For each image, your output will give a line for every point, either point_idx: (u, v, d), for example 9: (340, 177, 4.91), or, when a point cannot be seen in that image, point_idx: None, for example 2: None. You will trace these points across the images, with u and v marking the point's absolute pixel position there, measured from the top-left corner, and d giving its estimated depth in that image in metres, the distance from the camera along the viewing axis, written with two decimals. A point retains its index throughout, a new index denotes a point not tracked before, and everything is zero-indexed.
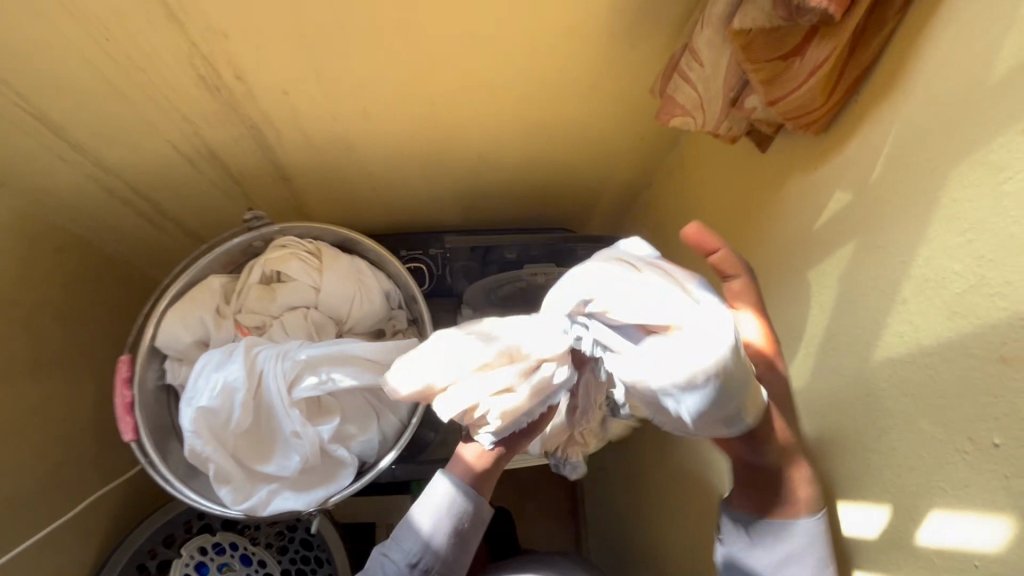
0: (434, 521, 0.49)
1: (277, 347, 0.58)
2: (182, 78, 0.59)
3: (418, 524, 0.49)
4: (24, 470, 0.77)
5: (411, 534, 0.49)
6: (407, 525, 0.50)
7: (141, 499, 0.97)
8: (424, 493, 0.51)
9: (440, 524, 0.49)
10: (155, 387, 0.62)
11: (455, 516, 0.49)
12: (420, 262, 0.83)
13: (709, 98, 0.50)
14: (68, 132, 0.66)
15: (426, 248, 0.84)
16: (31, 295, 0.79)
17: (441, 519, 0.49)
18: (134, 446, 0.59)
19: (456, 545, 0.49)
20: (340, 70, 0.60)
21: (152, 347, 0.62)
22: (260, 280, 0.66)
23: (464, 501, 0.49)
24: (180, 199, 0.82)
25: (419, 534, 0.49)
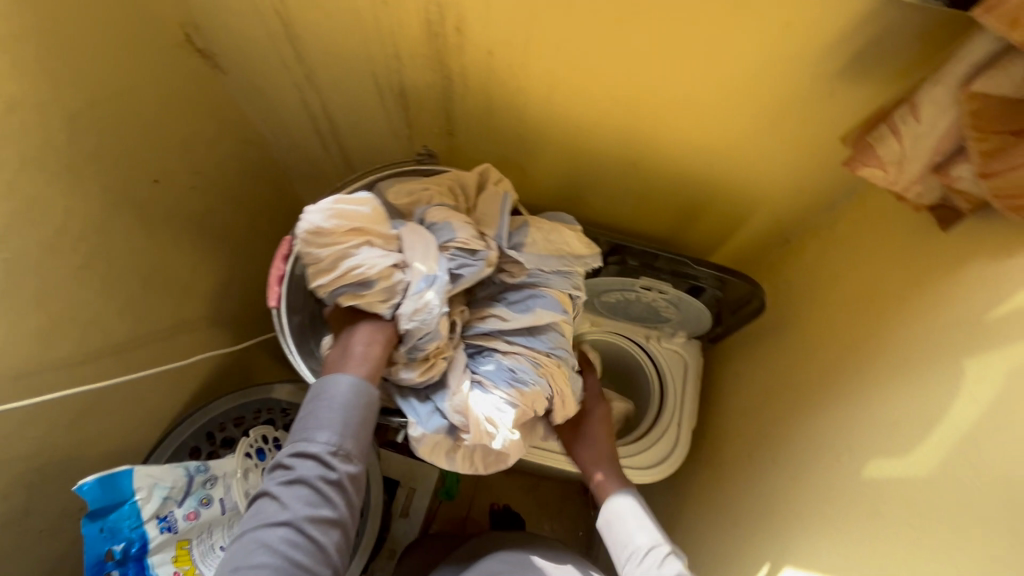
0: (338, 420, 0.60)
1: (362, 260, 0.65)
2: (412, 19, 0.66)
3: (329, 420, 0.60)
4: (160, 314, 0.89)
5: (325, 431, 0.59)
6: (311, 425, 0.60)
7: (226, 373, 1.08)
8: (320, 400, 0.61)
9: (344, 417, 0.61)
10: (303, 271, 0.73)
11: (352, 410, 0.61)
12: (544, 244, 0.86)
13: (912, 156, 0.49)
14: (300, 44, 0.76)
15: None
16: (211, 172, 0.93)
17: (344, 416, 0.60)
18: (271, 313, 0.69)
19: (360, 427, 0.61)
20: (548, 46, 0.65)
21: None
22: (402, 204, 0.75)
23: (355, 405, 0.61)
24: (354, 127, 0.92)
25: (330, 430, 0.59)
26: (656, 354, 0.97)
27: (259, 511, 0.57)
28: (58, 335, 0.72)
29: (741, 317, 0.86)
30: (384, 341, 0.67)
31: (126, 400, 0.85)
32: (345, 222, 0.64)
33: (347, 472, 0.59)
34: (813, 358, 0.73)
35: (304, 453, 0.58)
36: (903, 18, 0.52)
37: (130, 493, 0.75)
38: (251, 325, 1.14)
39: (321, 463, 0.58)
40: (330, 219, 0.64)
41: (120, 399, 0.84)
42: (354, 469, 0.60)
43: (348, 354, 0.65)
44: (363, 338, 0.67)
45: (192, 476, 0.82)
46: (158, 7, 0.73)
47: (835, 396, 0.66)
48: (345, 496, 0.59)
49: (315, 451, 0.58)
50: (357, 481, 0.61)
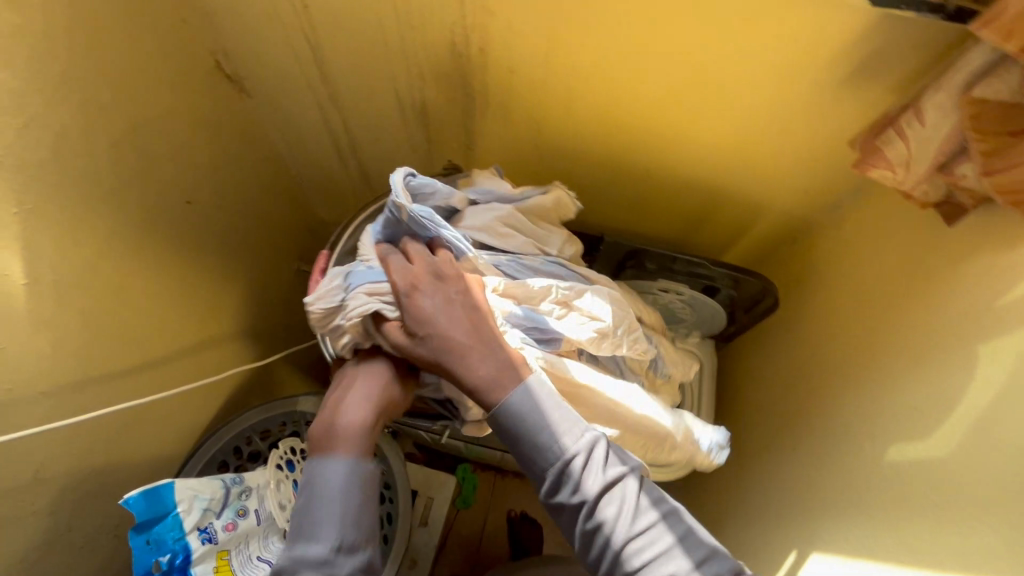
0: (339, 512, 0.54)
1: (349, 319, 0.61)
2: (438, 41, 0.70)
3: (332, 514, 0.54)
4: (191, 330, 0.91)
5: (325, 528, 0.53)
6: (308, 522, 0.54)
7: (251, 388, 1.10)
8: (314, 494, 0.55)
9: (343, 506, 0.55)
10: None
11: (352, 494, 0.56)
12: None
13: (919, 157, 0.53)
14: (327, 67, 0.80)
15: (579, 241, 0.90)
16: (236, 191, 0.96)
17: (344, 505, 0.55)
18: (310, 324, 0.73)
19: (362, 513, 0.56)
20: (567, 62, 0.69)
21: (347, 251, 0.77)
22: None
23: (354, 490, 0.56)
24: (375, 144, 0.95)
25: (332, 524, 0.54)
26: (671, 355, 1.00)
27: None
28: (100, 353, 0.74)
29: (755, 315, 0.89)
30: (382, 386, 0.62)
31: (160, 415, 0.87)
32: (323, 295, 0.63)
33: (355, 566, 0.53)
34: (828, 351, 0.77)
35: (303, 558, 0.52)
36: (903, 30, 0.56)
37: (172, 505, 0.77)
38: (273, 339, 1.17)
39: (324, 566, 0.52)
40: (316, 297, 0.63)
41: (155, 415, 0.86)
42: (362, 558, 0.54)
43: (341, 423, 0.59)
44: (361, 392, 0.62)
45: (229, 487, 0.84)
46: (191, 36, 0.77)
47: (853, 386, 0.69)
48: None
49: (317, 552, 0.52)
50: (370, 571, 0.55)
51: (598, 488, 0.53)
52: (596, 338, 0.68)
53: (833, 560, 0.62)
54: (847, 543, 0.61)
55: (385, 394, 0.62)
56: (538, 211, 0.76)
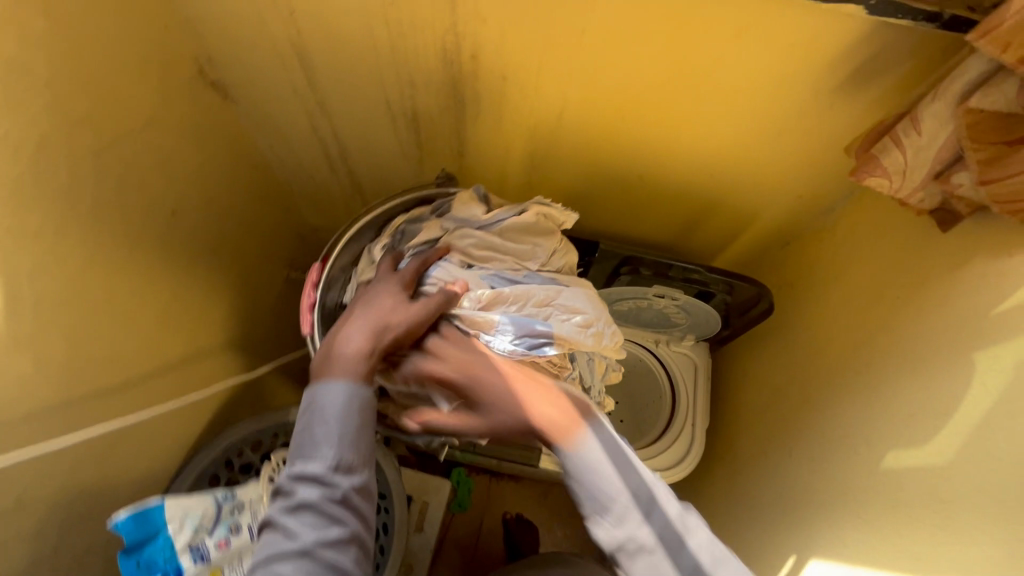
0: (335, 432, 0.53)
1: None
2: (429, 48, 0.69)
3: (331, 434, 0.53)
4: (178, 343, 0.89)
5: (325, 447, 0.53)
6: (307, 442, 0.54)
7: (240, 399, 1.09)
8: (313, 412, 0.54)
9: (341, 427, 0.54)
10: (333, 302, 0.75)
11: (352, 416, 0.54)
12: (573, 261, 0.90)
13: (916, 165, 0.52)
14: (314, 73, 0.78)
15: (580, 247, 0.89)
16: (222, 200, 0.94)
17: (343, 425, 0.54)
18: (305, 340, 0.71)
19: (361, 433, 0.54)
20: (561, 70, 0.68)
21: (338, 265, 0.75)
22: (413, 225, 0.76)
23: (352, 414, 0.54)
24: (365, 150, 0.93)
25: (326, 444, 0.53)
26: (667, 359, 1.01)
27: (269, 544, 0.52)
28: (85, 371, 0.72)
29: (751, 321, 0.89)
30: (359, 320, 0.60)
31: (146, 432, 0.85)
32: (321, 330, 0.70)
33: (352, 486, 0.52)
34: (823, 354, 0.77)
35: (303, 475, 0.52)
36: (898, 38, 0.55)
37: (163, 525, 0.75)
38: (262, 348, 1.15)
39: (321, 483, 0.52)
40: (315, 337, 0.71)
41: (141, 432, 0.84)
42: (361, 479, 0.53)
43: (330, 355, 0.58)
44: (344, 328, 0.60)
45: (221, 504, 0.83)
46: (173, 43, 0.75)
47: (849, 391, 0.70)
48: (356, 512, 0.53)
49: (315, 471, 0.52)
50: (368, 493, 0.54)
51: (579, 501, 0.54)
52: (583, 331, 0.68)
53: (831, 565, 0.62)
54: (845, 549, 0.61)
55: (384, 315, 0.60)
56: (522, 228, 0.74)
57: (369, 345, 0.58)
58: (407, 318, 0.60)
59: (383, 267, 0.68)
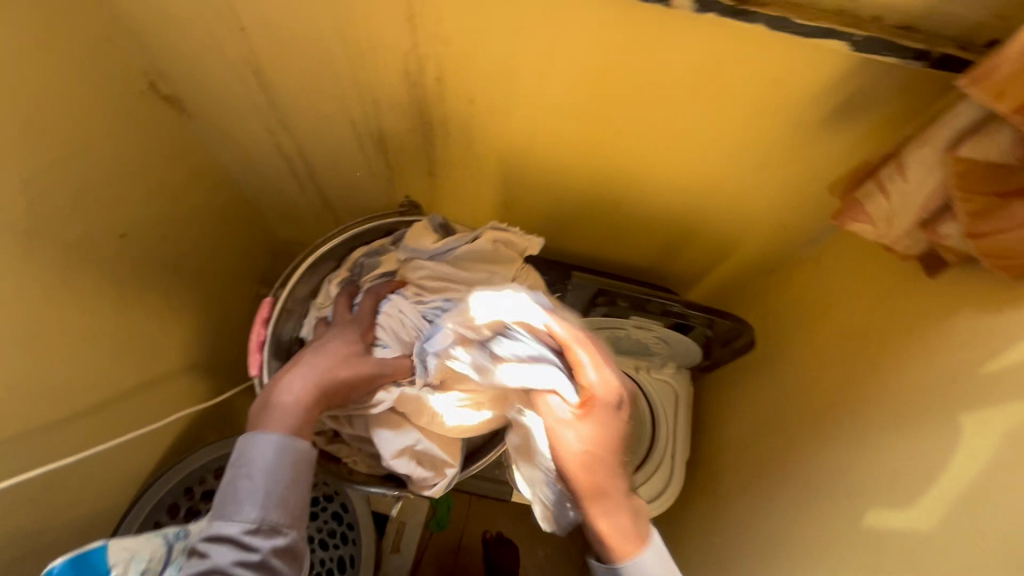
0: (260, 488, 0.50)
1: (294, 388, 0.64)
2: (391, 69, 0.64)
3: (253, 490, 0.50)
4: (131, 370, 0.85)
5: (246, 504, 0.49)
6: (229, 499, 0.50)
7: (203, 423, 1.04)
8: (239, 466, 0.51)
9: (269, 483, 0.50)
10: (286, 338, 0.70)
11: (280, 470, 0.51)
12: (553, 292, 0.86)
13: (900, 212, 0.49)
14: (273, 91, 0.74)
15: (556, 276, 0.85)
16: (180, 219, 0.89)
17: (270, 481, 0.50)
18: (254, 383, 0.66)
19: (290, 491, 0.51)
20: (532, 96, 0.64)
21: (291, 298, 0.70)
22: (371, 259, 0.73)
23: (283, 468, 0.51)
24: (332, 168, 0.89)
25: (250, 502, 0.49)
26: (647, 386, 0.97)
27: None
28: (22, 409, 0.67)
29: (733, 353, 0.86)
30: (301, 367, 0.58)
31: (94, 466, 0.80)
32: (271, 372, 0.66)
33: (272, 548, 0.48)
34: (805, 392, 0.74)
35: (219, 535, 0.48)
36: (886, 74, 0.52)
37: (106, 569, 0.72)
38: (229, 369, 1.10)
39: (238, 545, 0.48)
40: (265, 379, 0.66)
41: (87, 467, 0.79)
42: (285, 541, 0.49)
43: (271, 401, 0.55)
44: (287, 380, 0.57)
45: (172, 543, 0.78)
46: (120, 58, 0.70)
47: (829, 435, 0.66)
48: None
49: (233, 531, 0.48)
50: (293, 556, 0.50)
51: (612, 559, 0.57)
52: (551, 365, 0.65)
53: None
54: None
55: (332, 368, 0.59)
56: (480, 257, 0.71)
57: (312, 399, 0.56)
58: (355, 376, 0.59)
59: (341, 308, 0.67)
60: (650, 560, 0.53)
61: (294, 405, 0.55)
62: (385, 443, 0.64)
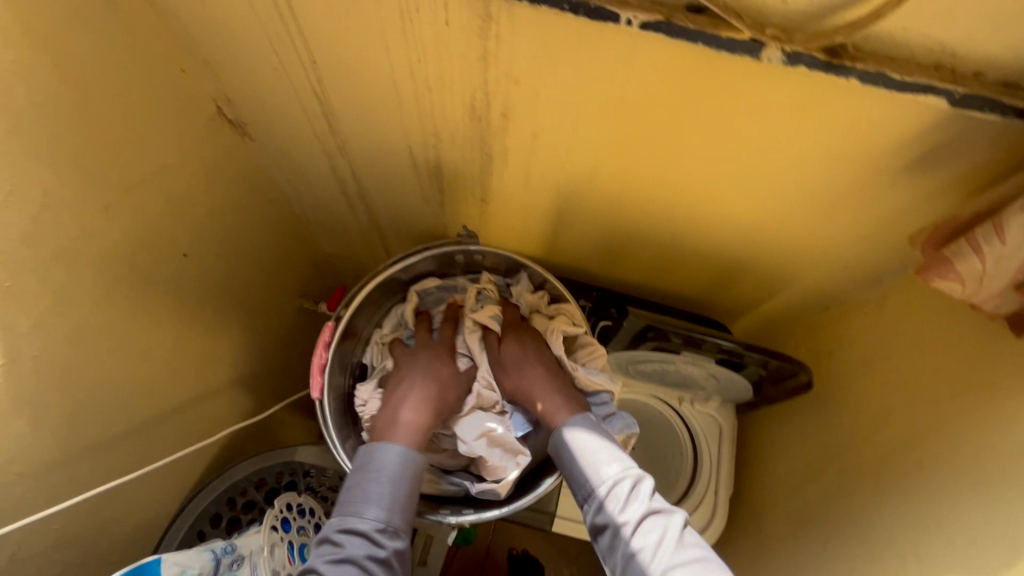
0: (386, 493, 0.59)
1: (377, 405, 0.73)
2: (457, 104, 0.65)
3: (380, 493, 0.59)
4: (184, 385, 0.87)
5: (373, 506, 0.58)
6: (359, 500, 0.59)
7: (247, 435, 1.06)
8: (369, 471, 0.61)
9: (393, 490, 0.60)
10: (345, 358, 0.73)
11: (402, 481, 0.61)
12: (604, 325, 0.85)
13: (996, 273, 0.47)
14: (335, 118, 0.75)
15: (609, 309, 0.84)
16: (236, 237, 0.91)
17: (395, 488, 0.60)
18: (313, 404, 0.70)
19: (407, 501, 0.61)
20: (597, 134, 0.64)
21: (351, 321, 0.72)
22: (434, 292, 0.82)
23: (404, 477, 0.61)
24: (384, 191, 0.90)
25: (378, 505, 0.58)
26: (690, 418, 0.96)
27: None
28: (86, 423, 0.70)
29: (787, 393, 0.83)
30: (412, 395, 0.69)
31: (148, 478, 0.83)
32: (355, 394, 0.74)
33: (395, 549, 0.57)
34: (864, 441, 0.72)
35: (352, 530, 0.57)
36: (978, 128, 0.50)
37: None
38: (271, 381, 1.12)
39: (370, 540, 0.56)
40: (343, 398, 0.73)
41: (142, 479, 0.81)
42: (401, 546, 0.58)
43: (395, 421, 0.66)
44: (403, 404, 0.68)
45: (219, 558, 0.81)
46: (192, 85, 0.72)
47: (896, 491, 0.64)
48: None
49: (364, 527, 0.57)
50: (403, 561, 0.58)
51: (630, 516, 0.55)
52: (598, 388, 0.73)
53: None
54: None
55: (440, 390, 0.71)
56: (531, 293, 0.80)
57: (429, 418, 0.68)
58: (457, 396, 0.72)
59: (421, 334, 0.77)
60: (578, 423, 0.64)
61: (411, 428, 0.66)
62: (466, 428, 0.72)
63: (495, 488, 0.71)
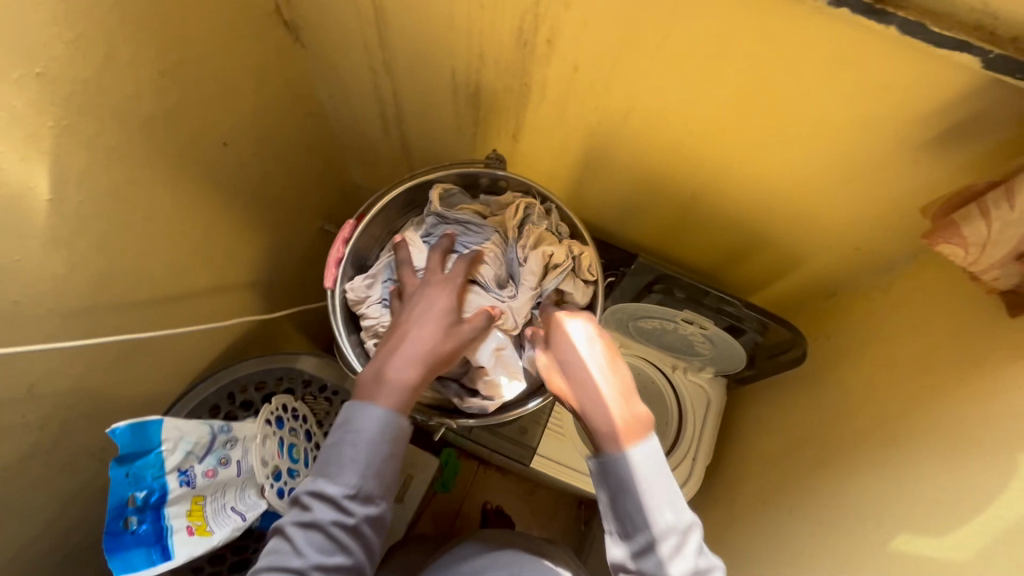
0: (362, 459, 0.57)
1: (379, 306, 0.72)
2: (506, 25, 0.67)
3: (354, 459, 0.57)
4: (204, 271, 0.91)
5: (347, 471, 0.57)
6: (334, 462, 0.58)
7: (254, 337, 1.11)
8: (346, 431, 0.58)
9: (369, 455, 0.58)
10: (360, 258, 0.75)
11: (381, 446, 0.58)
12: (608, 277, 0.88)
13: (999, 241, 0.50)
14: (386, 32, 0.77)
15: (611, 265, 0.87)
16: (274, 141, 0.94)
17: (370, 452, 0.57)
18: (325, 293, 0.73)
19: (385, 466, 0.58)
20: (636, 72, 0.65)
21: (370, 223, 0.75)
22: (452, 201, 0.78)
23: (380, 442, 0.58)
24: (422, 117, 0.93)
25: (351, 471, 0.57)
26: (680, 386, 0.98)
27: (274, 550, 0.57)
28: (114, 279, 0.74)
29: (779, 365, 0.84)
30: (403, 350, 0.61)
31: (160, 350, 0.87)
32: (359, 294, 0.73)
33: (365, 515, 0.57)
34: (848, 414, 0.73)
35: (322, 493, 0.57)
36: (1010, 99, 0.51)
37: (157, 442, 0.77)
38: (285, 293, 1.16)
39: (338, 506, 0.57)
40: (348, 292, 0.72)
41: (154, 349, 0.86)
42: (374, 510, 0.58)
43: (381, 378, 0.60)
44: (396, 360, 0.61)
45: (215, 435, 0.85)
46: None
47: (870, 459, 0.66)
48: (362, 541, 0.57)
49: (334, 492, 0.57)
50: (379, 523, 0.59)
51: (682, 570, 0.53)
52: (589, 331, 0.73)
53: None
54: None
55: (433, 342, 0.62)
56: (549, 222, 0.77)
57: (419, 376, 0.60)
58: (454, 347, 0.63)
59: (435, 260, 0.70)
60: (645, 453, 0.56)
61: (398, 390, 0.60)
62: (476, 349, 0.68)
63: (485, 404, 0.71)
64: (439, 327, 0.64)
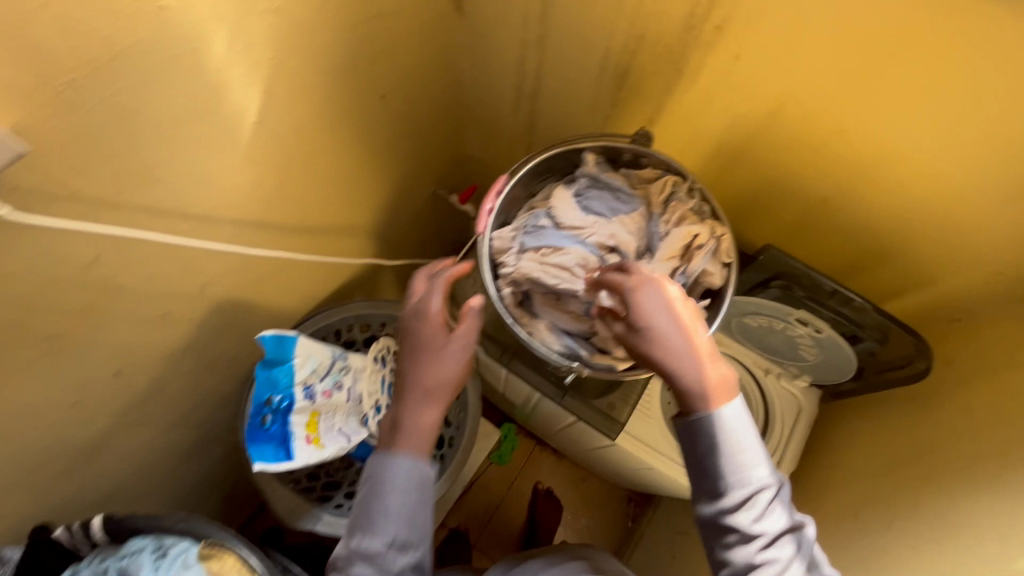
0: (393, 510, 0.65)
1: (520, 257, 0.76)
2: (678, 10, 0.70)
3: (388, 510, 0.65)
4: (340, 212, 0.99)
5: (380, 525, 0.65)
6: (365, 517, 0.65)
7: (363, 281, 1.19)
8: (377, 488, 0.66)
9: (399, 506, 0.65)
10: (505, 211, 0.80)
11: (410, 494, 0.65)
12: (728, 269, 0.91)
13: None
14: (551, 9, 0.82)
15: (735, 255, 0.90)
16: (417, 102, 1.01)
17: (401, 503, 0.65)
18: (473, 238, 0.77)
19: (416, 513, 0.66)
20: (801, 65, 0.67)
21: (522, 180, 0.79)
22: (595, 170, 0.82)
23: (412, 489, 0.65)
24: (559, 95, 0.97)
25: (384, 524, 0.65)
26: (770, 390, 0.98)
27: None
28: (279, 203, 0.83)
29: (898, 376, 0.83)
30: (413, 396, 0.68)
31: (295, 276, 0.96)
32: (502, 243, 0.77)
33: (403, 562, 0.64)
34: (961, 434, 0.72)
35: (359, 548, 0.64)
36: None
37: (290, 356, 0.86)
38: (393, 247, 1.24)
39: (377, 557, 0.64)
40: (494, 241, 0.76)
41: (291, 273, 0.95)
42: (412, 557, 0.65)
43: (407, 427, 0.67)
44: (410, 409, 0.68)
45: (334, 359, 0.92)
46: None
47: (983, 476, 0.65)
48: None
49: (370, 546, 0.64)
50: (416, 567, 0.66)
51: (774, 528, 0.55)
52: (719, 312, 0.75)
53: None
54: None
55: (437, 375, 0.68)
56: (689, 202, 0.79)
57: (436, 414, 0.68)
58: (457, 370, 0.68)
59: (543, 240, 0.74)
60: (733, 411, 0.57)
61: (417, 440, 0.67)
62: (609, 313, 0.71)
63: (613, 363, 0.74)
64: (437, 357, 0.69)
